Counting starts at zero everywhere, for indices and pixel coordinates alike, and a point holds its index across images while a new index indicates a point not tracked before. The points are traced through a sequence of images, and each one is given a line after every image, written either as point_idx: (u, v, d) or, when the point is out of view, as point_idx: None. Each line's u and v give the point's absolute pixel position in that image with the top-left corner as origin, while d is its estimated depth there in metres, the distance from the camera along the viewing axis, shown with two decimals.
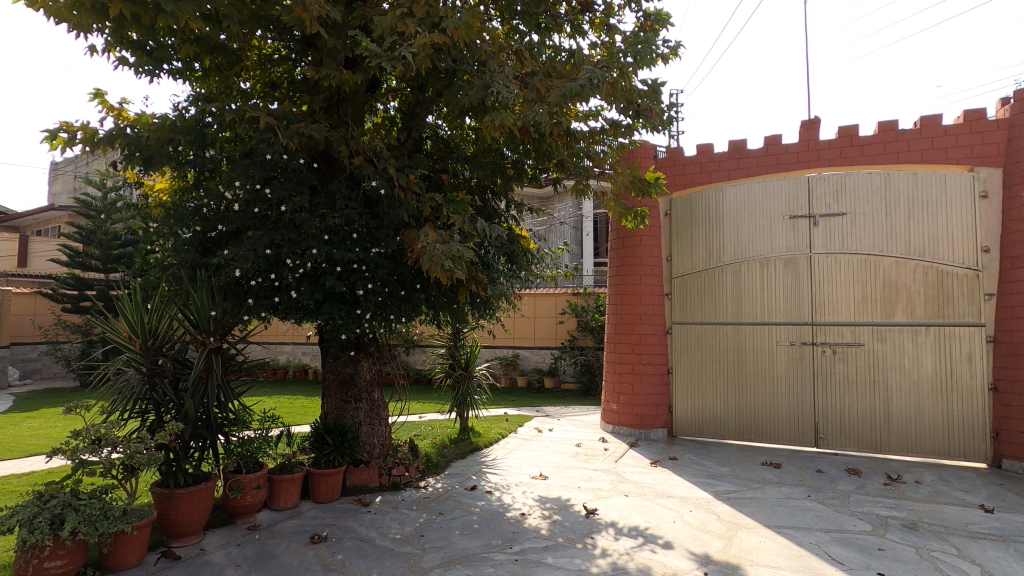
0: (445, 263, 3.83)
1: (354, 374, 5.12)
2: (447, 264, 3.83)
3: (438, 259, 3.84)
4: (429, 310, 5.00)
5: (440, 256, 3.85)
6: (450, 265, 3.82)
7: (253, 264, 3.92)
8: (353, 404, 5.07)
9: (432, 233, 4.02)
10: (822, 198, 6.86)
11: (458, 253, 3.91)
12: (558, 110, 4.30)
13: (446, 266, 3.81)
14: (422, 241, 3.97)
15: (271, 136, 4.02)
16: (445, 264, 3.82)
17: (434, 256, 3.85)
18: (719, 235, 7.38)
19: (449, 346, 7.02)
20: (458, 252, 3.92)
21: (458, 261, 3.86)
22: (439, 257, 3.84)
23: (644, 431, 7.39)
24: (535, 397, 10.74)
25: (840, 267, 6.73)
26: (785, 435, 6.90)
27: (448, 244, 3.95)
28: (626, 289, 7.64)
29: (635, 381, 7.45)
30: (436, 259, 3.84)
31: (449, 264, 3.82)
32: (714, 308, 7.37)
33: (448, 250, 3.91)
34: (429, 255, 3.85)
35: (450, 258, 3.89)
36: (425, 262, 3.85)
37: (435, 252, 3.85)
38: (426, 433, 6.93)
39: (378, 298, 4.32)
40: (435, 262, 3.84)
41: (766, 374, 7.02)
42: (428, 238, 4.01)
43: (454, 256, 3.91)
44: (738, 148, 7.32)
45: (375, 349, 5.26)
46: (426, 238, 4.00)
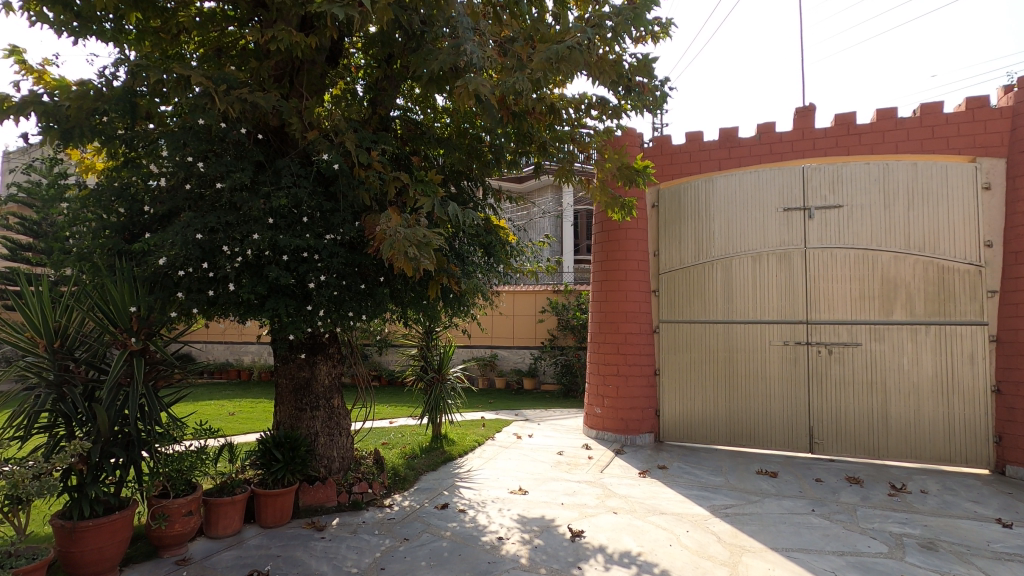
0: (408, 251, 3.28)
1: (310, 379, 4.55)
2: (411, 252, 3.28)
3: (401, 247, 3.29)
4: (396, 308, 4.46)
5: (403, 242, 3.30)
6: (415, 252, 3.28)
7: (182, 252, 3.30)
8: (309, 413, 4.50)
9: (395, 217, 3.48)
10: (817, 190, 6.48)
11: (425, 240, 3.38)
12: (541, 81, 3.81)
13: (408, 253, 3.26)
14: (382, 225, 3.41)
15: (207, 100, 3.44)
16: (408, 251, 3.27)
17: (396, 242, 3.30)
18: (709, 228, 6.97)
19: (421, 347, 6.48)
20: (425, 238, 3.38)
21: (425, 249, 3.32)
22: (403, 244, 3.29)
23: (629, 436, 6.94)
24: (514, 399, 10.24)
25: (836, 262, 6.37)
26: (778, 440, 6.52)
27: (413, 228, 3.40)
28: (611, 286, 7.19)
29: (621, 383, 7.00)
30: (398, 247, 3.29)
31: (412, 250, 3.27)
32: (703, 305, 6.96)
33: (413, 235, 3.37)
34: (389, 242, 3.30)
35: (416, 246, 3.35)
36: (386, 250, 3.30)
37: (398, 238, 3.30)
38: (395, 441, 6.38)
39: (334, 293, 3.74)
40: (397, 250, 3.29)
41: (758, 375, 6.64)
42: (389, 222, 3.45)
43: (420, 244, 3.37)
44: (729, 137, 6.92)
45: (335, 351, 4.70)
46: (386, 222, 3.44)
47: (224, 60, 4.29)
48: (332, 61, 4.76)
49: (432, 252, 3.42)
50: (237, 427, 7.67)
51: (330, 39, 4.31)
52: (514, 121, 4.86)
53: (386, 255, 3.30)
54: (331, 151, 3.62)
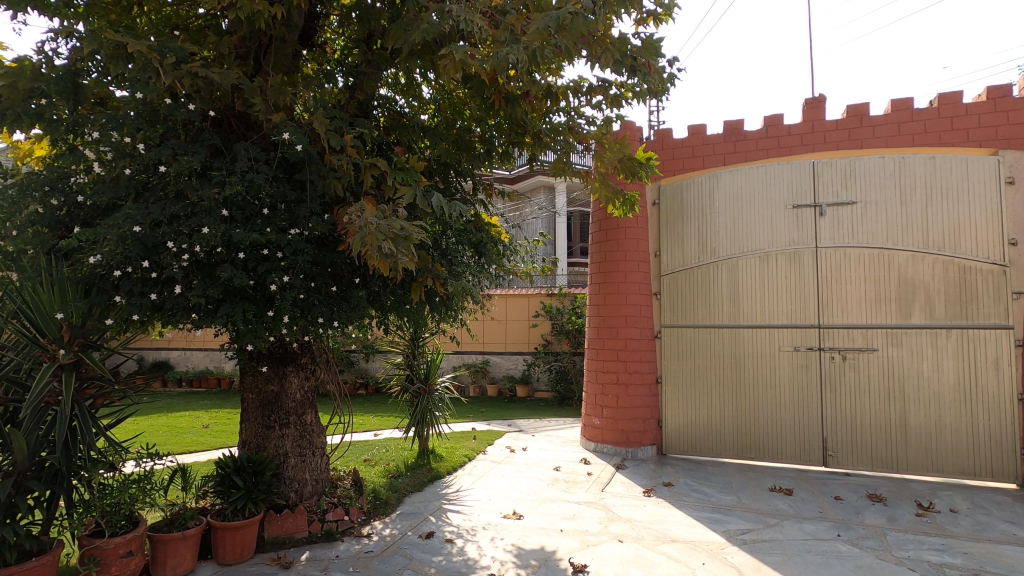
0: (383, 245, 2.81)
1: (278, 394, 4.07)
2: (387, 247, 2.81)
3: (375, 240, 2.82)
4: (375, 313, 3.97)
5: (378, 236, 2.83)
6: (392, 248, 2.81)
7: (118, 248, 2.81)
8: (277, 431, 4.03)
9: (368, 207, 3.00)
10: (829, 185, 6.10)
11: (404, 234, 2.91)
12: (537, 54, 3.36)
13: (383, 249, 2.79)
14: (354, 216, 2.94)
15: (150, 74, 2.96)
16: (383, 246, 2.80)
17: (369, 236, 2.83)
18: (714, 227, 6.56)
19: (406, 355, 5.99)
20: (403, 231, 2.91)
21: (404, 244, 2.85)
22: (377, 238, 2.82)
23: (630, 449, 6.48)
24: (506, 408, 9.77)
25: (850, 262, 5.97)
26: (789, 453, 6.10)
27: (389, 220, 2.92)
28: (609, 288, 6.75)
29: (621, 392, 6.55)
30: (371, 241, 2.81)
31: (387, 245, 2.80)
32: (708, 308, 6.54)
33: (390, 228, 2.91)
34: (362, 235, 2.84)
35: (393, 240, 2.88)
36: (358, 245, 2.83)
37: (371, 232, 2.83)
38: (378, 457, 5.89)
39: (302, 297, 3.26)
40: (371, 245, 2.82)
41: (767, 383, 6.23)
42: (362, 212, 2.98)
43: (397, 238, 2.90)
44: (734, 130, 6.52)
45: (308, 361, 4.22)
46: (359, 212, 2.97)
47: (181, 35, 3.81)
48: (304, 40, 4.31)
49: (412, 248, 2.95)
50: (209, 441, 7.14)
51: (301, 13, 3.84)
52: (506, 107, 4.41)
53: (358, 250, 2.82)
54: (296, 131, 3.14)
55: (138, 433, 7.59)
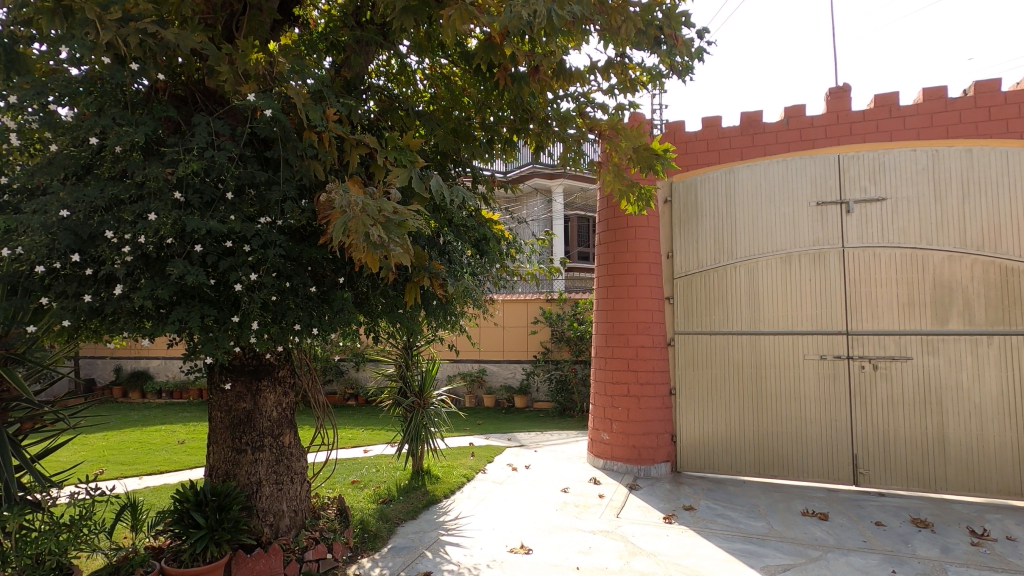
0: (372, 231, 2.27)
1: (252, 412, 3.53)
2: (376, 234, 2.28)
3: (362, 226, 2.29)
4: (363, 318, 3.45)
5: (366, 221, 2.30)
6: (383, 235, 2.28)
7: (41, 238, 2.27)
8: (250, 455, 3.51)
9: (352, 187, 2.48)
10: (856, 180, 5.65)
11: (396, 218, 2.38)
12: (553, 14, 2.88)
13: (372, 236, 2.26)
14: (335, 196, 2.40)
15: (88, 28, 2.43)
16: (372, 232, 2.26)
17: (354, 220, 2.30)
18: (731, 226, 6.09)
19: (399, 365, 5.47)
20: (395, 216, 2.39)
21: (398, 231, 2.33)
22: (365, 223, 2.29)
23: (643, 467, 5.95)
24: (504, 420, 9.23)
25: (881, 263, 5.52)
26: (816, 470, 5.62)
27: (379, 202, 2.39)
28: (619, 292, 6.25)
29: (632, 405, 6.04)
30: (356, 226, 2.28)
31: (377, 232, 2.27)
32: (725, 314, 6.07)
33: (380, 212, 2.38)
34: (346, 220, 2.30)
35: (384, 227, 2.36)
36: (340, 231, 2.30)
37: (357, 216, 2.30)
38: (367, 479, 5.35)
39: (274, 300, 2.74)
40: (356, 232, 2.29)
41: (791, 394, 5.74)
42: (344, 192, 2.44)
43: (389, 224, 2.37)
44: (752, 122, 6.08)
45: (286, 375, 3.69)
46: (341, 193, 2.44)
47: None
48: (284, 11, 3.81)
49: (406, 237, 2.43)
50: (183, 460, 6.56)
51: None
52: (512, 86, 3.97)
53: (340, 238, 2.28)
54: (266, 99, 2.62)
55: (106, 451, 6.99)
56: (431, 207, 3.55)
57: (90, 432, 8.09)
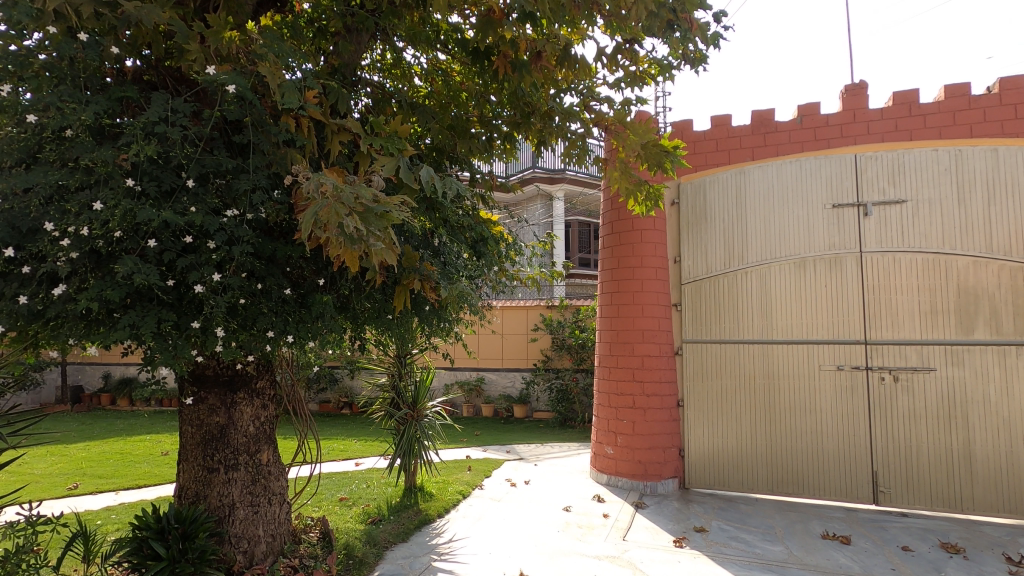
0: (346, 222, 1.97)
1: (225, 427, 3.22)
2: (352, 224, 1.98)
3: (335, 216, 1.99)
4: (348, 325, 3.16)
5: (340, 210, 2.00)
6: (359, 226, 1.98)
7: None
8: (222, 476, 3.20)
9: (326, 174, 2.18)
10: (873, 182, 5.37)
11: (376, 208, 2.08)
12: None
13: (347, 227, 1.95)
14: (306, 183, 2.11)
15: None
16: (346, 223, 1.96)
17: (326, 210, 1.99)
18: (741, 229, 5.81)
19: (392, 374, 5.18)
20: (375, 206, 2.09)
21: (379, 223, 2.03)
22: (338, 213, 1.99)
23: (649, 483, 5.62)
24: (502, 431, 8.92)
25: (901, 269, 5.23)
26: (833, 488, 5.30)
27: (357, 189, 2.10)
28: (623, 299, 5.94)
29: (638, 417, 5.72)
30: (329, 217, 1.98)
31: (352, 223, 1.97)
32: (736, 322, 5.77)
33: (358, 201, 2.08)
34: (316, 209, 2.00)
35: (362, 218, 2.06)
36: (309, 222, 2.00)
37: (329, 205, 2.00)
38: (357, 496, 5.03)
39: (243, 303, 2.44)
40: (328, 222, 1.99)
41: (806, 407, 5.43)
42: (317, 179, 2.15)
43: (367, 215, 2.07)
44: (763, 121, 5.81)
45: (264, 385, 3.38)
46: (314, 179, 2.14)
47: None
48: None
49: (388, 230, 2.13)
50: (165, 473, 6.23)
51: None
52: (513, 75, 3.69)
53: (309, 229, 1.98)
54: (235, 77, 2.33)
55: (85, 463, 6.65)
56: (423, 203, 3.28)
57: (70, 443, 7.76)
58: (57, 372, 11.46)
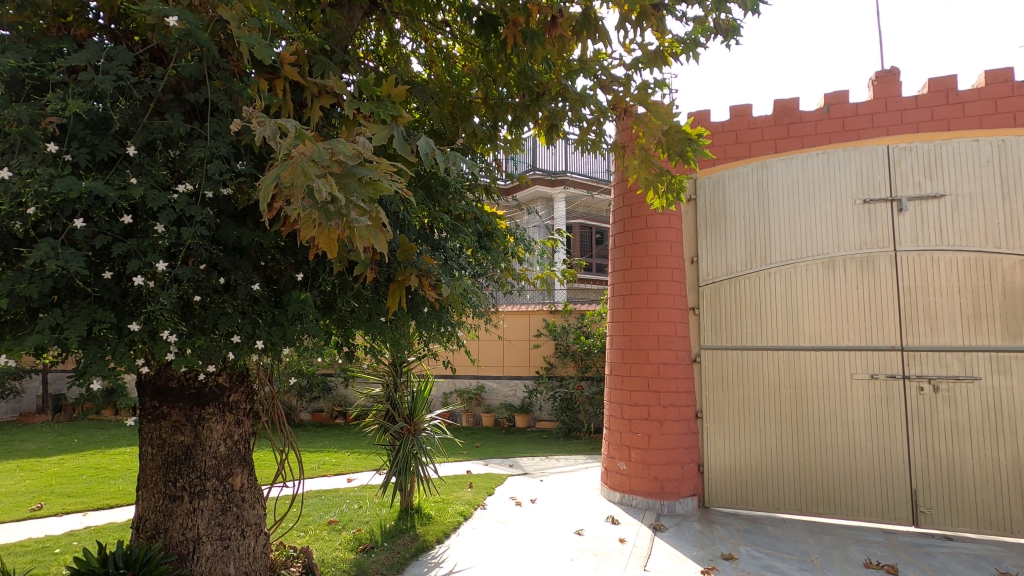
0: (316, 185, 1.54)
1: (191, 448, 2.77)
2: (325, 189, 1.55)
3: (303, 177, 1.55)
4: (335, 329, 2.74)
5: (310, 169, 1.56)
6: (335, 192, 1.55)
7: None
8: (186, 505, 2.75)
9: (288, 121, 1.74)
10: (908, 175, 4.96)
11: (358, 170, 1.65)
12: None
13: (317, 193, 1.52)
14: (262, 132, 1.66)
15: None
16: (316, 187, 1.53)
17: (291, 169, 1.56)
18: (764, 227, 5.40)
19: (386, 384, 4.74)
20: (356, 167, 1.66)
21: (362, 190, 1.60)
22: (307, 173, 1.55)
23: (666, 502, 5.17)
24: (504, 442, 8.47)
25: (940, 269, 4.82)
26: (868, 508, 4.87)
27: (331, 144, 1.65)
28: (637, 302, 5.52)
29: (653, 430, 5.27)
30: (295, 178, 1.55)
31: (325, 188, 1.54)
32: (759, 327, 5.34)
33: (333, 159, 1.64)
34: (279, 170, 1.57)
35: (340, 182, 1.63)
36: (270, 185, 1.56)
37: (295, 163, 1.56)
38: (347, 518, 4.57)
39: (198, 300, 2.02)
40: (294, 185, 1.55)
41: (837, 419, 5.00)
42: (276, 129, 1.70)
43: (346, 178, 1.64)
44: (787, 110, 5.41)
45: (238, 399, 2.94)
46: (271, 129, 1.69)
47: None
48: None
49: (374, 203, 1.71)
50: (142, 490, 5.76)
51: None
52: (524, 47, 3.28)
53: (270, 195, 1.55)
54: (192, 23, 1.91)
55: (55, 479, 6.17)
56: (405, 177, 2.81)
57: (45, 457, 7.29)
58: (38, 379, 10.96)
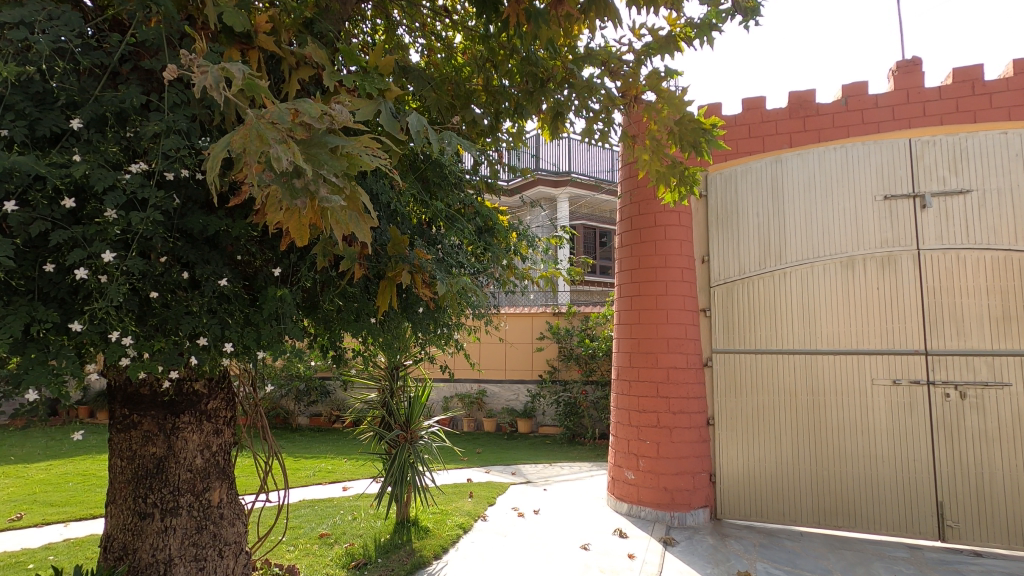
0: (273, 151, 1.34)
1: (164, 461, 2.53)
2: (285, 157, 1.35)
3: (258, 142, 1.36)
4: (320, 330, 2.51)
5: (267, 133, 1.35)
6: (298, 161, 1.35)
7: None
8: (157, 524, 2.52)
9: (234, 65, 1.51)
10: (932, 170, 4.71)
11: (328, 137, 1.46)
12: None
13: (276, 162, 1.33)
14: (201, 82, 1.45)
15: None
16: (274, 155, 1.33)
17: (244, 133, 1.36)
18: (779, 225, 5.15)
19: (382, 389, 4.52)
20: (325, 134, 1.47)
21: (332, 162, 1.43)
22: (263, 138, 1.35)
23: (676, 515, 4.91)
24: (506, 448, 8.22)
25: (966, 269, 4.56)
26: (891, 521, 4.60)
27: (293, 102, 1.44)
28: (645, 303, 5.27)
29: (663, 438, 5.02)
30: (249, 143, 1.35)
31: (285, 156, 1.34)
32: (774, 329, 5.09)
33: (296, 122, 1.44)
34: (230, 135, 1.37)
35: (307, 151, 1.45)
36: (222, 151, 1.37)
37: (249, 125, 1.35)
38: (341, 531, 4.33)
39: (156, 297, 1.80)
40: (247, 151, 1.36)
41: (858, 427, 4.74)
42: (220, 76, 1.49)
43: (314, 147, 1.45)
44: (802, 103, 5.16)
45: (216, 406, 2.68)
46: (213, 77, 1.47)
47: None
48: None
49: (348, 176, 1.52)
50: None
51: None
52: (529, 28, 3.05)
53: (220, 164, 1.38)
54: None
55: (39, 487, 5.92)
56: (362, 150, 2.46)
57: (31, 463, 7.04)
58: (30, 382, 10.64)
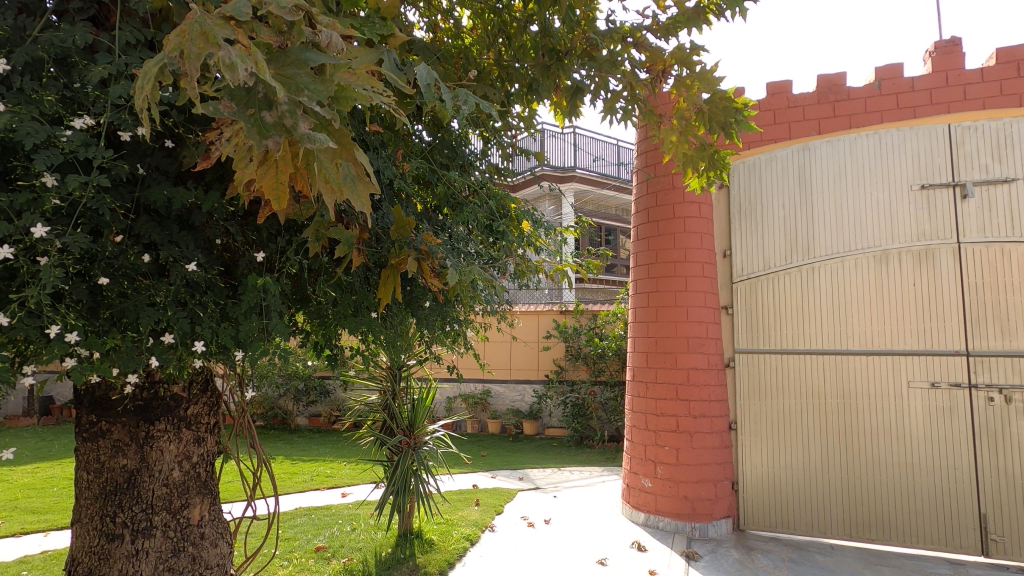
0: (226, 57, 1.12)
1: (136, 475, 2.23)
2: (241, 66, 1.13)
3: (201, 41, 1.15)
4: (314, 327, 2.22)
5: (213, 31, 1.16)
6: (256, 70, 1.13)
7: None
8: (127, 546, 2.21)
9: None
10: (973, 157, 4.39)
11: (307, 54, 1.26)
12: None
13: (228, 69, 1.11)
14: None
15: None
16: (227, 61, 1.12)
17: (183, 29, 1.16)
18: (807, 216, 4.83)
19: (385, 391, 4.21)
20: (304, 52, 1.26)
21: (314, 85, 1.22)
22: (209, 34, 1.15)
23: (697, 525, 4.60)
24: (512, 451, 7.92)
25: (1013, 263, 4.23)
26: (929, 534, 4.29)
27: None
28: (663, 300, 4.96)
29: (682, 443, 4.71)
30: (190, 44, 1.14)
31: (240, 64, 1.12)
32: (801, 328, 4.77)
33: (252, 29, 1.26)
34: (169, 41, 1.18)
35: (283, 73, 1.25)
36: (156, 67, 1.18)
37: (188, 22, 1.16)
38: (339, 543, 4.03)
39: (109, 284, 1.53)
40: (190, 57, 1.15)
41: (893, 433, 4.42)
42: None
43: (291, 66, 1.26)
44: (832, 86, 4.83)
45: (196, 412, 2.38)
46: None
47: None
48: None
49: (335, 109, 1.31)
50: None
51: None
52: None
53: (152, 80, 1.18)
54: None
55: (23, 492, 5.63)
56: (358, 119, 2.12)
57: (19, 465, 6.74)
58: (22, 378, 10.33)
